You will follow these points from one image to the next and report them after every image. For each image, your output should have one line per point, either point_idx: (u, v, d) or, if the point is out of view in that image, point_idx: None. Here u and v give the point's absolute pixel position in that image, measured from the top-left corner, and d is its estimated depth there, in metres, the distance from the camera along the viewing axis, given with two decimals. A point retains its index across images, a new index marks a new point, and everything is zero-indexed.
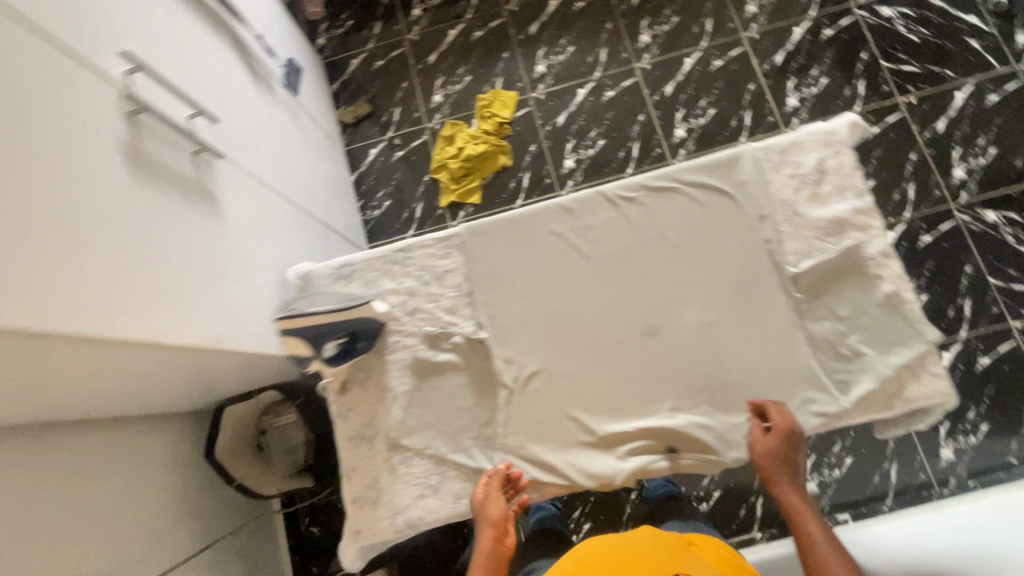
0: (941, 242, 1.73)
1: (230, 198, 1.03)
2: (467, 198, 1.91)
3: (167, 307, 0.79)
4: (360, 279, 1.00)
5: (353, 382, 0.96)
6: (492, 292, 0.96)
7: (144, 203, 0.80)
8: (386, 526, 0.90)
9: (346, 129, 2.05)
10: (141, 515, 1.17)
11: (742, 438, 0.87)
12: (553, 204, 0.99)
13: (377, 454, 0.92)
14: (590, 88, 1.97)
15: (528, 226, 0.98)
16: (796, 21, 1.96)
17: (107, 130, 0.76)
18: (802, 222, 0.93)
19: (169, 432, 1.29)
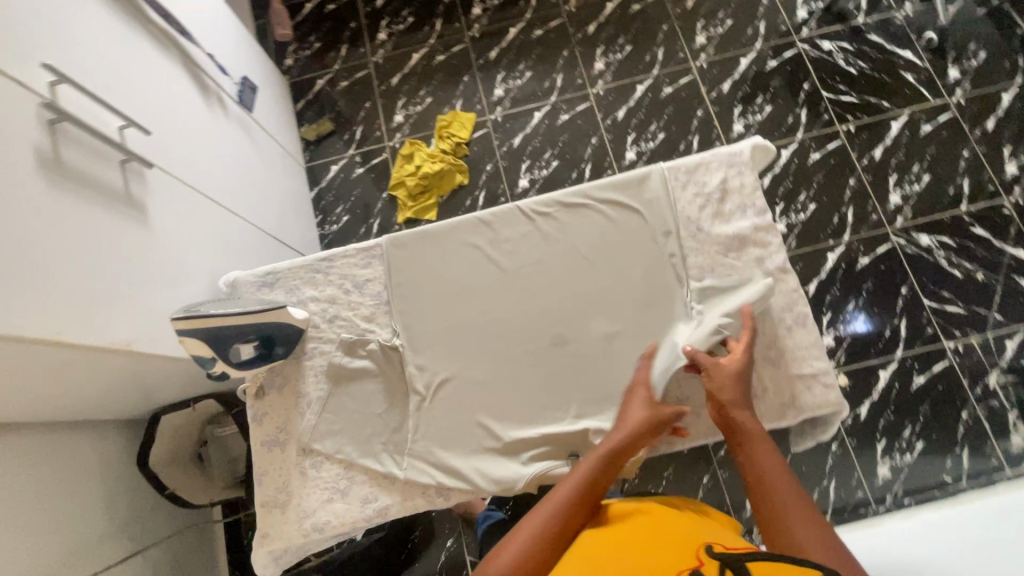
0: (878, 264, 1.79)
1: (160, 208, 1.06)
2: (423, 215, 1.96)
3: (72, 307, 0.81)
4: (283, 288, 1.02)
5: (270, 387, 0.97)
6: (409, 301, 0.99)
7: (61, 207, 0.83)
8: (293, 530, 0.90)
9: (308, 145, 2.10)
10: (72, 524, 1.15)
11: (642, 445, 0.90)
12: (472, 217, 1.02)
13: (289, 458, 0.94)
14: (545, 111, 2.05)
15: (447, 238, 1.02)
16: (742, 52, 2.06)
17: (23, 137, 0.79)
18: (706, 238, 0.97)
19: (108, 440, 1.28)
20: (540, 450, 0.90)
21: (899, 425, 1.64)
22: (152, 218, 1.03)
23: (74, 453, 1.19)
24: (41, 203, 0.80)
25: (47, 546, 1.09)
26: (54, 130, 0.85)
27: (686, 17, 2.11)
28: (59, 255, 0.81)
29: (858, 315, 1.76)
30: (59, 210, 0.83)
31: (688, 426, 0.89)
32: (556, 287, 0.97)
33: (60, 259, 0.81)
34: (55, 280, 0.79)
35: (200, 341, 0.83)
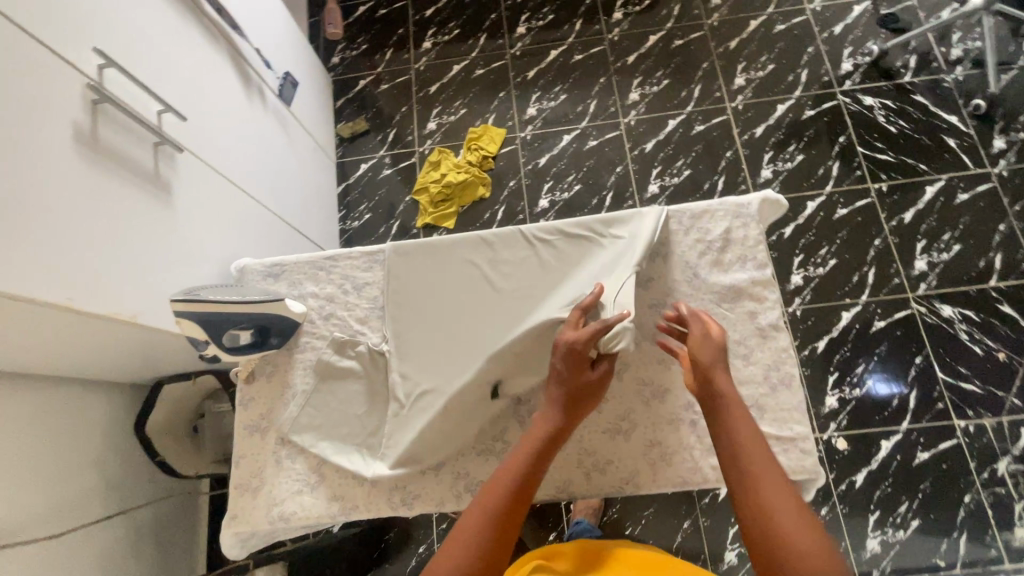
0: (894, 329, 1.74)
1: (185, 190, 1.12)
2: (442, 222, 2.00)
3: (87, 275, 0.86)
4: (287, 281, 1.07)
5: (260, 374, 1.01)
6: (402, 309, 1.02)
7: (91, 181, 0.89)
8: (259, 516, 0.93)
9: (342, 142, 2.17)
10: (64, 478, 1.21)
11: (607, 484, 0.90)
12: (475, 235, 1.05)
13: (267, 445, 0.97)
14: (575, 135, 2.07)
15: (448, 253, 1.04)
16: (780, 98, 2.04)
17: (65, 113, 0.86)
18: (701, 285, 0.97)
19: (111, 402, 1.35)
20: None
21: (896, 499, 1.58)
22: (175, 199, 1.08)
23: (76, 411, 1.26)
24: (72, 175, 0.86)
25: (37, 495, 1.14)
26: (95, 109, 0.91)
27: (727, 57, 2.11)
28: (82, 225, 0.86)
29: (867, 379, 1.70)
30: (89, 184, 0.88)
31: (654, 472, 0.89)
32: (541, 303, 0.97)
33: (82, 229, 0.86)
34: (75, 248, 0.84)
35: (196, 323, 0.88)
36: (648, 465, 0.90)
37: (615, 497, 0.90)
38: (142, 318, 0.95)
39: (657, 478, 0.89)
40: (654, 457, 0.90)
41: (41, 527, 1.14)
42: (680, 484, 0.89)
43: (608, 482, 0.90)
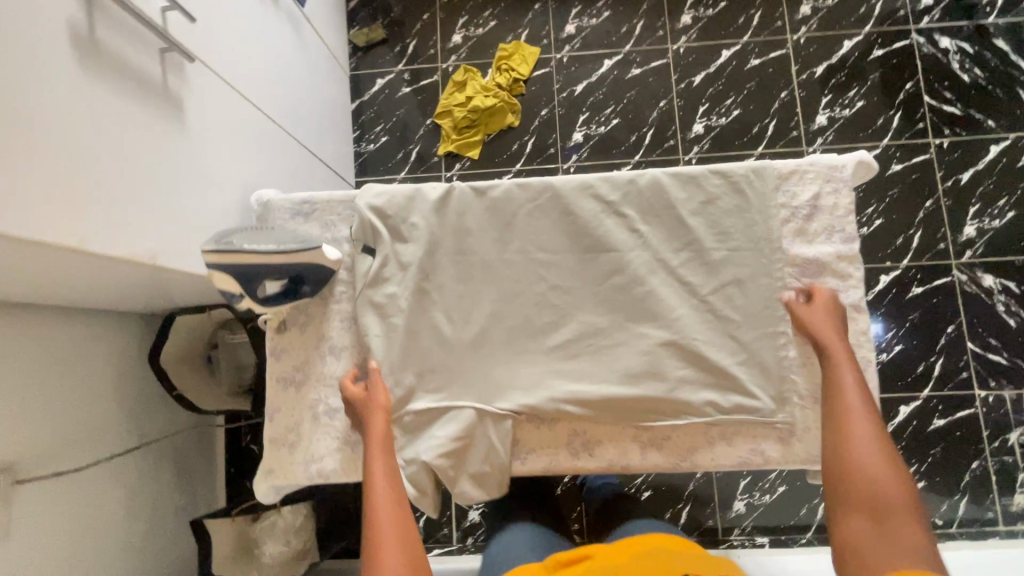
0: (931, 296, 1.69)
1: (198, 109, 0.97)
2: (466, 150, 1.85)
3: (102, 212, 0.73)
4: (318, 222, 0.96)
5: (292, 324, 0.93)
6: (451, 262, 0.92)
7: (96, 98, 0.75)
8: (299, 471, 0.90)
9: (355, 52, 1.94)
10: (81, 411, 1.16)
11: (664, 458, 0.86)
12: (595, 183, 0.92)
13: (304, 400, 0.91)
14: (616, 61, 1.87)
15: (635, 200, 0.91)
16: (848, 33, 1.83)
17: (58, 11, 0.69)
18: (780, 257, 0.89)
19: (121, 334, 1.27)
20: (560, 444, 0.87)
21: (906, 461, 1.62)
22: (188, 120, 0.93)
23: (86, 343, 1.18)
24: (71, 89, 0.71)
25: (54, 428, 1.10)
26: (89, 4, 0.74)
27: None
28: (89, 153, 0.72)
29: (896, 345, 1.68)
30: (90, 100, 0.73)
31: (717, 453, 0.86)
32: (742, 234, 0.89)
33: (88, 156, 0.72)
34: (85, 182, 0.71)
35: (230, 279, 0.76)
36: (706, 444, 0.86)
37: (669, 472, 0.87)
38: (162, 259, 0.84)
39: (716, 456, 0.86)
40: (714, 436, 0.86)
41: (64, 461, 1.11)
42: (740, 462, 0.86)
43: (664, 458, 0.86)
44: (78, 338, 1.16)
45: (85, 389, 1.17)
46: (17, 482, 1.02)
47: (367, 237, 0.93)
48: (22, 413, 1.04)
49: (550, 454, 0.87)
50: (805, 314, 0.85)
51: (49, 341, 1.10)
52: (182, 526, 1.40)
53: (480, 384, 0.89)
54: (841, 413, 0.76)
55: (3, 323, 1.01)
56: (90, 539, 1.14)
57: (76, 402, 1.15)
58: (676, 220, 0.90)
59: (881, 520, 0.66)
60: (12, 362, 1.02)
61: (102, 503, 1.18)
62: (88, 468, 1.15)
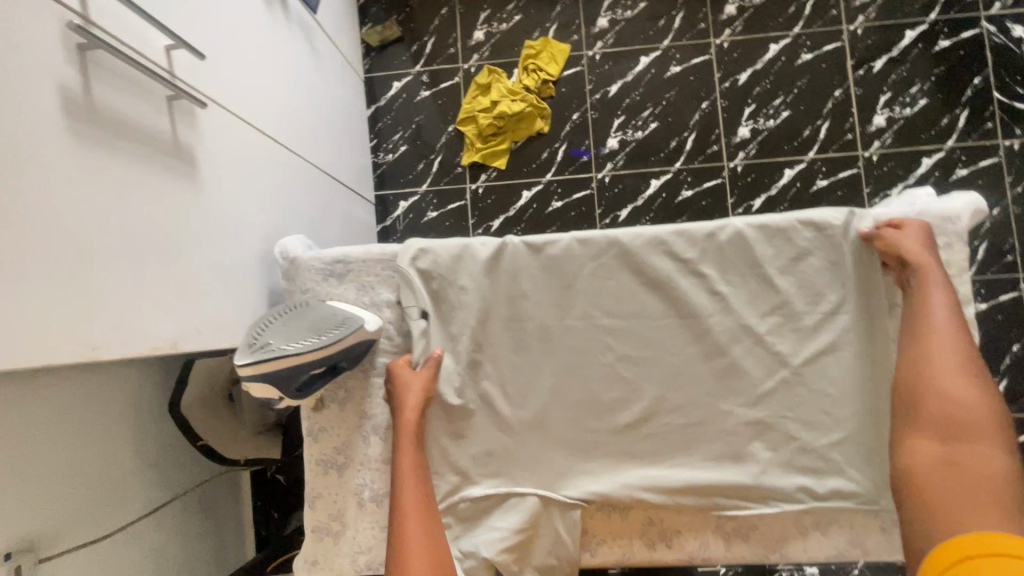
0: (995, 313, 1.58)
1: (212, 159, 0.85)
2: (492, 160, 1.72)
3: (112, 308, 0.63)
4: (354, 284, 0.85)
5: (330, 401, 0.83)
6: (505, 331, 0.82)
7: (98, 171, 0.64)
8: (346, 563, 0.82)
9: (369, 52, 1.79)
10: (102, 474, 1.09)
11: (750, 550, 0.78)
12: (667, 239, 0.81)
13: (347, 485, 0.83)
14: (654, 57, 1.71)
15: (715, 258, 0.80)
16: (911, 21, 1.66)
17: (48, 74, 0.58)
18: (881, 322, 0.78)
19: (140, 384, 1.18)
20: (633, 535, 0.79)
21: None
22: (202, 174, 0.82)
23: (103, 400, 1.10)
24: (68, 167, 0.60)
25: (74, 497, 1.03)
26: (83, 59, 0.62)
27: None
28: (93, 240, 0.62)
29: None
30: (91, 177, 0.63)
31: (810, 545, 0.77)
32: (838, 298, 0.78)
33: (92, 245, 0.62)
34: (91, 277, 0.61)
35: (262, 381, 0.68)
36: (797, 535, 0.77)
37: (754, 565, 0.78)
38: (184, 343, 0.75)
39: (808, 548, 0.77)
40: (806, 527, 0.77)
41: (87, 529, 1.05)
42: (835, 554, 0.77)
43: (750, 550, 0.78)
44: (95, 396, 1.08)
45: (105, 449, 1.10)
46: (39, 561, 0.95)
47: (412, 302, 0.82)
48: (40, 486, 0.97)
49: (622, 546, 0.79)
50: (891, 236, 0.75)
51: (65, 405, 1.02)
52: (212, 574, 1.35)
53: (554, 466, 0.80)
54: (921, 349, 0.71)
55: (11, 396, 0.92)
56: None
57: (96, 465, 1.08)
58: (762, 281, 0.79)
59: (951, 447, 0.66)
60: (26, 435, 0.94)
61: (130, 567, 1.12)
62: (113, 533, 1.09)
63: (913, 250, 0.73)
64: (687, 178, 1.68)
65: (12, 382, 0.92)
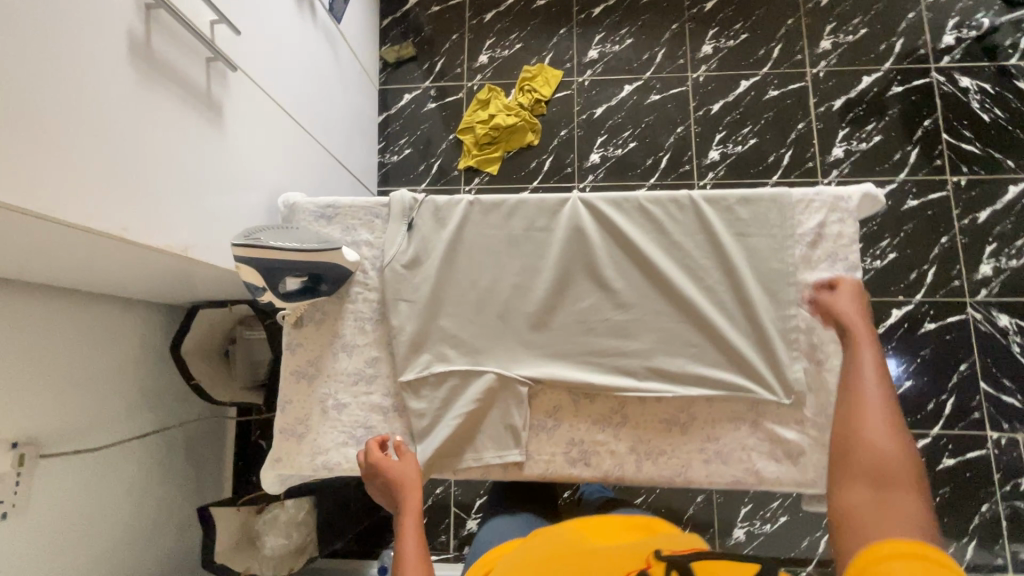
0: (944, 333, 1.67)
1: (237, 115, 1.04)
2: (485, 166, 1.91)
3: (140, 205, 0.80)
4: (340, 225, 1.01)
5: (308, 320, 0.97)
6: (463, 269, 0.97)
7: (146, 99, 0.82)
8: (305, 462, 0.93)
9: (386, 67, 2.03)
10: (101, 393, 1.21)
11: (659, 471, 0.88)
12: (604, 200, 0.96)
13: (314, 393, 0.95)
14: (636, 86, 1.92)
15: (642, 220, 0.95)
16: (868, 68, 1.85)
17: (121, 19, 0.77)
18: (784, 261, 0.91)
19: (146, 323, 1.34)
20: (557, 452, 0.90)
21: None
22: (226, 124, 1.00)
23: (110, 328, 1.24)
24: (121, 89, 0.77)
25: (74, 408, 1.15)
26: (148, 15, 0.82)
27: (816, 15, 1.90)
28: (131, 148, 0.79)
29: (906, 380, 1.66)
30: (138, 100, 0.80)
31: (713, 472, 0.87)
32: (745, 258, 0.92)
33: (130, 151, 0.78)
34: (125, 176, 0.77)
35: (255, 270, 0.81)
36: (701, 460, 0.87)
37: (661, 486, 0.88)
38: (191, 252, 0.90)
39: (710, 473, 0.87)
40: (709, 454, 0.87)
41: (80, 439, 1.16)
42: (734, 482, 0.87)
43: (658, 471, 0.88)
44: (107, 322, 1.23)
45: (108, 371, 1.24)
46: (38, 455, 1.07)
47: (395, 227, 0.99)
48: (49, 390, 1.10)
49: (546, 461, 0.89)
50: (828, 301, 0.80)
51: (81, 324, 1.17)
52: (187, 513, 1.44)
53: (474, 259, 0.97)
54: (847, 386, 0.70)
55: (38, 304, 1.08)
56: (100, 516, 1.19)
57: (99, 383, 1.21)
58: (679, 238, 0.94)
59: (883, 490, 0.59)
60: (44, 341, 1.09)
61: (115, 484, 1.23)
62: (104, 447, 1.21)
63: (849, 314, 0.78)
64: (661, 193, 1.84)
65: (40, 294, 1.08)
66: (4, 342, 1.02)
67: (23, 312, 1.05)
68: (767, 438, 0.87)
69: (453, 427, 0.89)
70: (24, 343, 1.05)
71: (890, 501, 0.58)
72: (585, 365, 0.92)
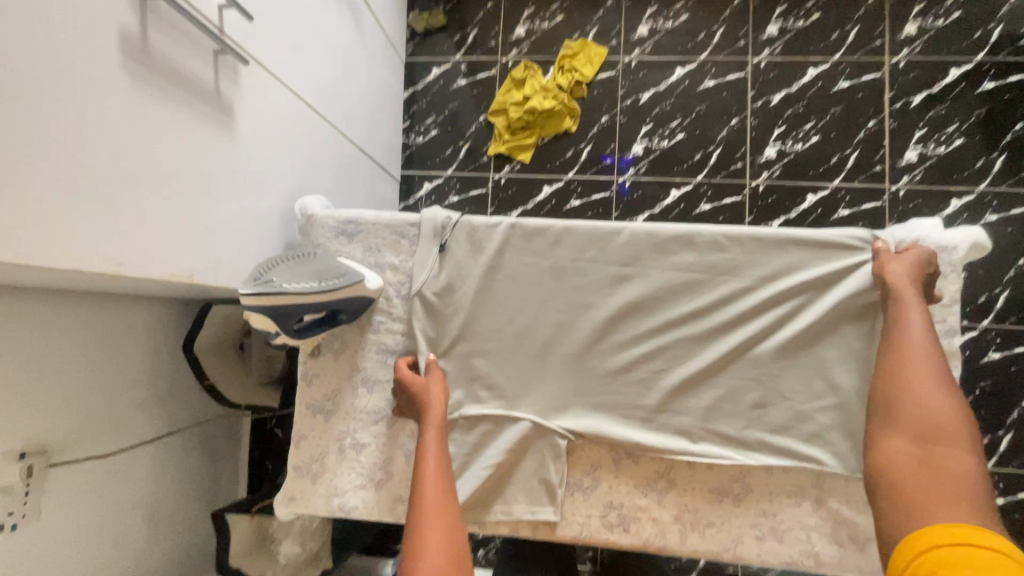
0: (1009, 364, 1.54)
1: (249, 113, 0.93)
2: (517, 153, 1.77)
3: (140, 233, 0.71)
4: (362, 245, 0.91)
5: (327, 349, 0.89)
6: (498, 304, 0.86)
7: (145, 109, 0.71)
8: (320, 503, 0.87)
9: (413, 37, 1.86)
10: (111, 396, 1.16)
11: (705, 544, 0.79)
12: (662, 234, 0.84)
13: (330, 430, 0.87)
14: (689, 69, 1.73)
15: (704, 260, 0.83)
16: (956, 60, 1.63)
17: (112, 16, 0.66)
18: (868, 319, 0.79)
19: (159, 320, 1.28)
20: (592, 514, 0.82)
21: None
22: (237, 126, 0.89)
23: (120, 329, 1.18)
24: (115, 102, 0.67)
25: (83, 413, 1.10)
26: (144, 7, 0.70)
27: None
28: (128, 168, 0.69)
29: None
30: (135, 112, 0.70)
31: (766, 550, 0.78)
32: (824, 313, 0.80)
33: (127, 172, 0.69)
34: (122, 202, 0.68)
35: (265, 316, 0.73)
36: (754, 537, 0.79)
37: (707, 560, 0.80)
38: (198, 277, 0.82)
39: (763, 552, 0.78)
40: (763, 530, 0.79)
41: (91, 445, 1.12)
42: (789, 563, 0.78)
43: (705, 545, 0.79)
44: (117, 323, 1.17)
45: (119, 372, 1.18)
46: (48, 465, 1.03)
47: (424, 251, 0.88)
48: (57, 397, 1.05)
49: (582, 523, 0.81)
50: (883, 260, 0.77)
51: (89, 326, 1.11)
52: (202, 509, 1.42)
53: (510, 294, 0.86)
54: (898, 356, 0.71)
55: (43, 309, 1.01)
56: (114, 520, 1.17)
57: (110, 386, 1.16)
58: (747, 284, 0.82)
59: (930, 450, 0.62)
60: (50, 347, 1.03)
61: (129, 487, 1.20)
62: (116, 451, 1.17)
63: (898, 278, 0.75)
64: (707, 192, 1.69)
65: (45, 298, 1.01)
66: (9, 351, 0.96)
67: (27, 319, 0.98)
68: (830, 517, 0.78)
69: (480, 480, 0.81)
70: (30, 351, 0.99)
71: (942, 461, 0.61)
72: (629, 421, 0.83)
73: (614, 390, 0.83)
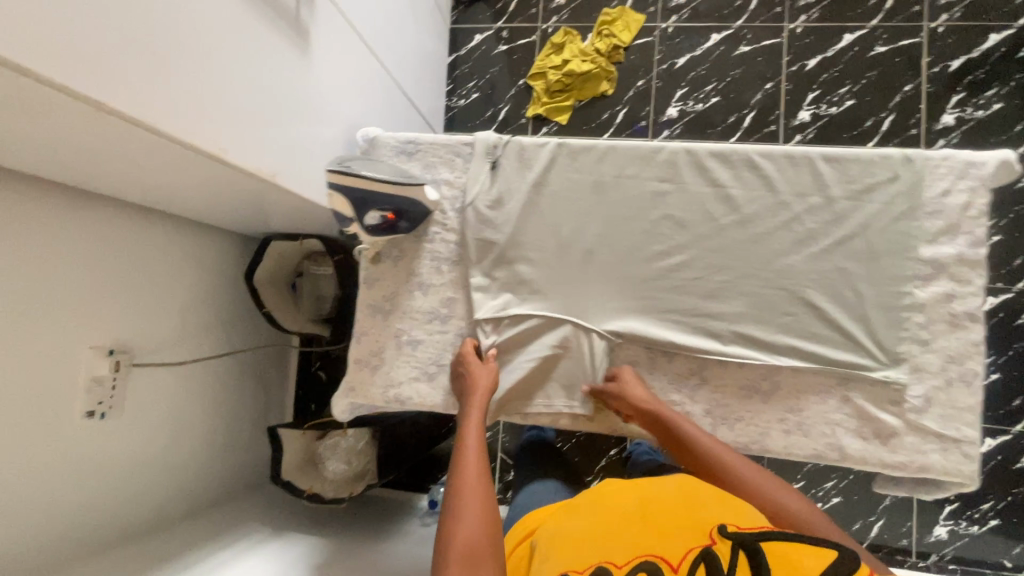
0: None
1: (322, 43, 1.03)
2: (555, 115, 1.84)
3: (235, 126, 0.83)
4: (420, 162, 0.99)
5: (386, 256, 0.97)
6: (545, 216, 0.93)
7: (243, 20, 0.82)
8: (377, 393, 0.95)
9: (457, 5, 1.94)
10: (183, 311, 1.28)
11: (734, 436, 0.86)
12: (701, 152, 0.90)
13: (388, 328, 0.96)
14: (725, 35, 1.77)
15: (740, 176, 0.89)
16: (996, 25, 1.64)
17: None
18: (895, 231, 0.84)
19: (224, 249, 1.39)
20: None
21: (981, 496, 1.51)
22: (312, 52, 1.00)
23: (192, 251, 1.30)
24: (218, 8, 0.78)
25: (160, 322, 1.22)
26: None
27: None
28: (227, 69, 0.80)
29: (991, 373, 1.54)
30: (235, 22, 0.81)
31: (791, 444, 0.85)
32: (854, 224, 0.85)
33: (226, 71, 0.80)
34: (222, 96, 0.80)
35: (344, 198, 0.83)
36: (781, 430, 0.85)
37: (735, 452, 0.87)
38: (279, 177, 0.93)
39: (789, 445, 0.85)
40: (790, 425, 0.85)
41: (166, 352, 1.24)
42: (813, 455, 0.84)
43: (734, 437, 0.86)
44: (189, 245, 1.29)
45: (189, 290, 1.30)
46: (131, 364, 1.15)
47: (478, 167, 0.96)
48: (139, 303, 1.17)
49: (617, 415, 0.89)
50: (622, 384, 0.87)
51: (166, 244, 1.22)
52: (254, 431, 1.53)
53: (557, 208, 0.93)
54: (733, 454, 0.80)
55: (130, 221, 1.13)
56: (182, 423, 1.28)
57: (183, 302, 1.28)
58: (781, 198, 0.87)
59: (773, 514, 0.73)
60: (135, 256, 1.15)
61: (196, 396, 1.32)
62: (188, 362, 1.29)
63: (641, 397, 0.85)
64: None
65: (131, 211, 1.13)
66: (102, 255, 1.07)
67: (117, 227, 1.10)
68: (854, 415, 0.83)
69: (527, 368, 0.90)
70: (118, 257, 1.11)
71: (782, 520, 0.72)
72: (666, 324, 0.89)
73: (651, 295, 0.90)
